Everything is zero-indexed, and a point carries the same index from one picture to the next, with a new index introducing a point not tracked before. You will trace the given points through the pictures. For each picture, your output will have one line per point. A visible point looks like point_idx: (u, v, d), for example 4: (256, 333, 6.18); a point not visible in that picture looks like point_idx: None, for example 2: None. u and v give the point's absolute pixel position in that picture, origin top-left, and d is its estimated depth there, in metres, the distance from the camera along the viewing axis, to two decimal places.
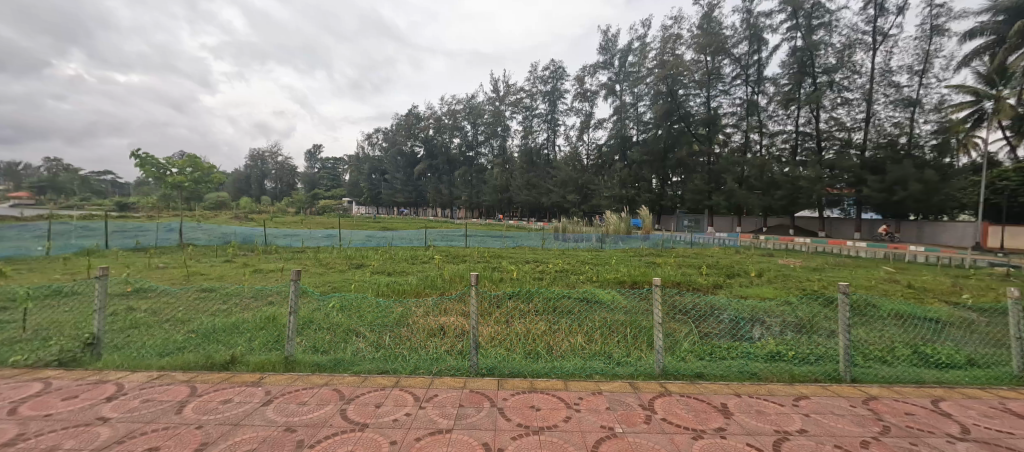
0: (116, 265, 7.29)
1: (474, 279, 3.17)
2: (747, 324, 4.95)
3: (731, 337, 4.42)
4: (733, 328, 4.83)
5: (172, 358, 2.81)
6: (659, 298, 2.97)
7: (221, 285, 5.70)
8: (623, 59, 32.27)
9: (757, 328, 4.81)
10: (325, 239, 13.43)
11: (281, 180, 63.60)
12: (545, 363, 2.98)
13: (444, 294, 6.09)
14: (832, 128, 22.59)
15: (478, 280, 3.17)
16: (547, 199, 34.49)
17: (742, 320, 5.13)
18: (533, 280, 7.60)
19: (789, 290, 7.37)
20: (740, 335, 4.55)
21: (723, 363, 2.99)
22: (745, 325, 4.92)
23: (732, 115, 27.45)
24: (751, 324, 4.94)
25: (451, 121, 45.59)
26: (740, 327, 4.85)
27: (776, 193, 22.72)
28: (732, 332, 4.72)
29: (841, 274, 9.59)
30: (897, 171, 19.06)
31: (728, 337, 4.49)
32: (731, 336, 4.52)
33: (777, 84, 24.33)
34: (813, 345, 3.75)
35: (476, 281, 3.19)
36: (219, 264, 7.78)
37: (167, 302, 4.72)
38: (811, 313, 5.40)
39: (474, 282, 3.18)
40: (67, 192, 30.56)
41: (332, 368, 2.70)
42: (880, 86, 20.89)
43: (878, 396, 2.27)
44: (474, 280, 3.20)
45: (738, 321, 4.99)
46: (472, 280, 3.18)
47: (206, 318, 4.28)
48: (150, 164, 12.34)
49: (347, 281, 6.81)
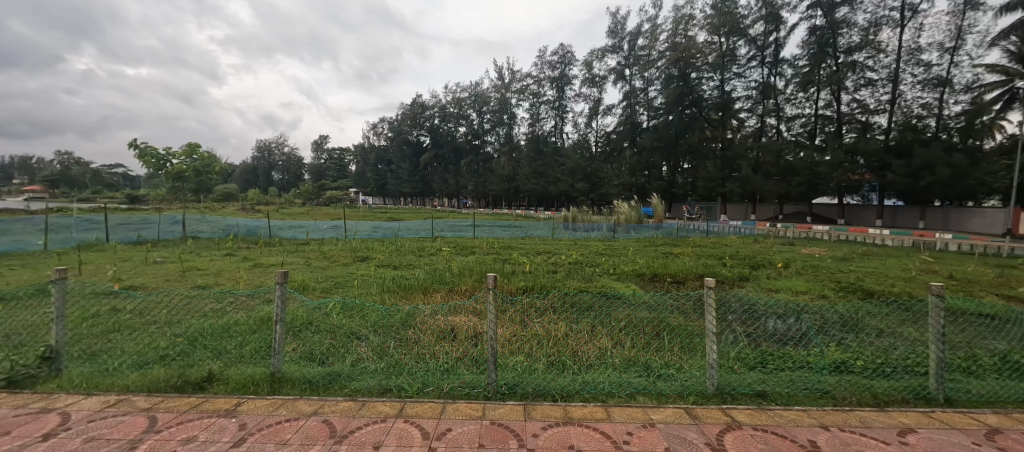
0: (114, 260, 7.06)
1: (491, 281, 2.63)
2: (786, 322, 4.51)
3: (775, 340, 3.98)
4: (776, 328, 4.37)
5: (143, 373, 2.46)
6: (713, 301, 2.46)
7: (217, 282, 5.40)
8: (632, 43, 31.33)
9: (800, 329, 4.34)
10: (330, 230, 13.12)
11: (289, 171, 64.04)
12: (576, 378, 2.53)
13: (453, 290, 5.70)
14: (853, 111, 21.64)
15: (495, 280, 2.63)
16: (555, 188, 33.99)
17: (783, 318, 4.64)
18: (546, 273, 7.14)
19: (824, 285, 6.84)
20: (784, 338, 4.10)
21: (785, 376, 2.56)
22: (784, 325, 4.47)
23: (747, 98, 26.47)
24: (791, 323, 4.48)
25: (457, 110, 45.09)
26: (785, 327, 4.37)
27: (793, 180, 21.97)
28: (775, 333, 4.25)
29: (873, 264, 9.03)
30: (923, 154, 18.15)
31: (771, 339, 4.05)
32: (772, 337, 4.10)
33: (796, 65, 23.30)
34: (877, 351, 3.28)
35: (493, 282, 2.62)
36: (219, 258, 7.51)
37: (156, 302, 4.40)
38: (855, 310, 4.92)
39: (491, 283, 2.62)
40: (79, 186, 30.85)
41: (326, 387, 2.30)
42: (907, 65, 19.87)
43: (1000, 428, 1.83)
44: (491, 280, 2.64)
45: (779, 323, 4.52)
46: (489, 280, 2.63)
47: (196, 319, 3.96)
48: (150, 156, 11.67)
49: (350, 275, 6.45)
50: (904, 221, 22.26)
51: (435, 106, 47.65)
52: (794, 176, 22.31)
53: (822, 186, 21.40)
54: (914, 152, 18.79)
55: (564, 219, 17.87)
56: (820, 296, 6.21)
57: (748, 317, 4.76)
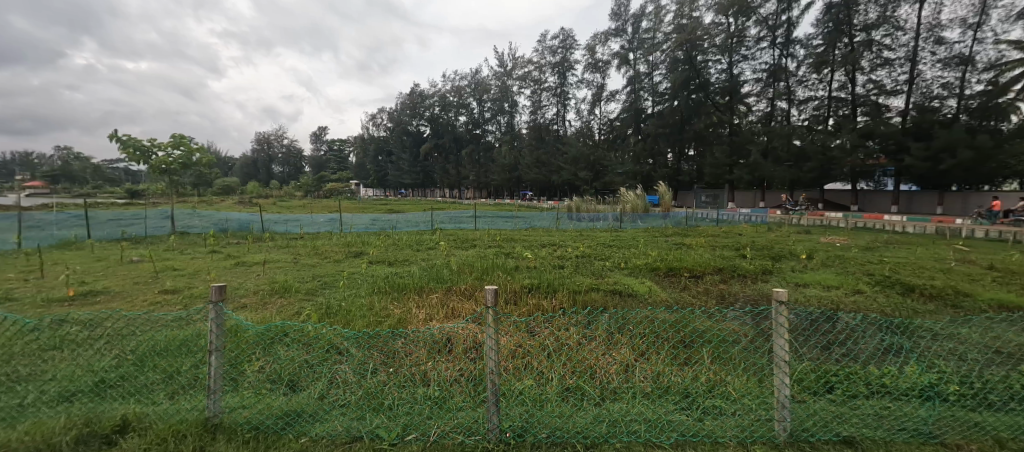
0: (87, 260, 6.52)
1: (491, 295, 1.87)
2: (828, 326, 4.00)
3: (816, 345, 3.49)
4: (817, 329, 3.91)
5: (50, 414, 1.95)
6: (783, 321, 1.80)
7: (189, 285, 4.86)
8: (636, 26, 30.26)
9: (844, 333, 3.86)
10: (325, 224, 12.58)
11: (289, 163, 64.57)
12: (601, 413, 2.02)
13: (451, 288, 5.18)
14: (869, 92, 20.71)
15: (496, 293, 1.87)
16: (558, 177, 33.27)
17: (820, 321, 4.14)
18: (553, 269, 6.59)
19: (857, 278, 6.26)
20: (828, 343, 3.60)
21: (869, 410, 2.02)
22: (825, 331, 3.95)
23: (755, 81, 25.52)
24: (832, 328, 3.98)
25: (457, 98, 44.22)
26: (825, 330, 3.90)
27: (805, 166, 21.23)
28: (814, 336, 3.76)
29: (901, 253, 8.44)
30: (944, 137, 17.32)
31: (814, 344, 3.55)
32: (813, 341, 3.63)
33: (809, 46, 22.34)
34: (960, 368, 2.72)
35: (493, 296, 1.85)
36: (203, 256, 7.04)
37: (113, 311, 3.89)
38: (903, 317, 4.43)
39: (491, 299, 1.87)
40: (79, 181, 30.54)
41: (275, 439, 1.77)
42: (927, 43, 18.93)
43: None
44: (490, 292, 1.88)
45: (817, 325, 4.05)
46: (487, 294, 1.87)
47: (154, 330, 3.44)
48: (133, 147, 10.93)
49: (338, 275, 5.88)
50: (920, 207, 21.57)
51: (435, 95, 46.80)
52: (806, 161, 21.56)
53: (836, 171, 20.65)
54: (934, 134, 17.99)
55: (568, 209, 17.29)
56: (855, 292, 5.66)
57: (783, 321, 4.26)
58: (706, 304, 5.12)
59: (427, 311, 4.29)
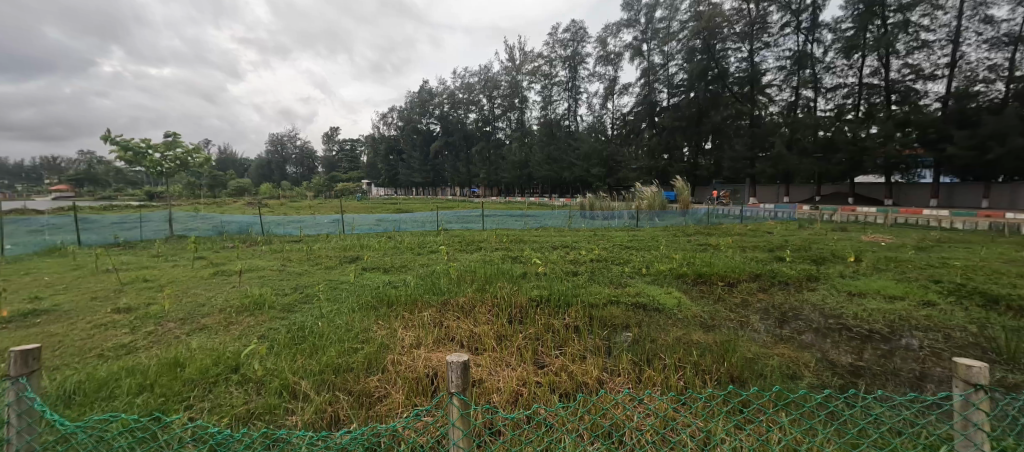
0: (63, 268, 6.10)
1: (456, 375, 1.35)
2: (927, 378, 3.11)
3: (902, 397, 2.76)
4: (892, 372, 3.22)
5: None
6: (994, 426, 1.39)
7: (148, 302, 4.24)
8: (649, 16, 29.00)
9: (936, 381, 3.07)
10: (327, 225, 12.01)
11: (303, 164, 65.26)
12: None
13: (446, 300, 4.49)
14: (905, 77, 19.21)
15: (464, 362, 1.35)
16: (570, 174, 32.33)
17: (902, 367, 3.32)
18: (565, 277, 5.83)
19: (922, 286, 5.33)
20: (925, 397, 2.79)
21: None
22: (916, 379, 3.11)
23: (778, 69, 24.09)
24: (925, 376, 3.13)
25: (466, 96, 43.58)
26: (906, 376, 3.17)
27: (834, 157, 19.91)
28: (889, 378, 3.12)
29: (965, 255, 7.37)
30: (993, 124, 15.88)
31: (885, 392, 2.91)
32: (885, 387, 2.95)
33: (838, 30, 20.91)
34: None
35: (458, 372, 1.33)
36: (185, 264, 6.49)
37: (42, 338, 3.31)
38: (1012, 346, 3.56)
39: (456, 380, 1.34)
40: (103, 184, 31.71)
41: None
42: (971, 22, 17.37)
43: None
44: (454, 357, 1.37)
45: (892, 366, 3.33)
46: (447, 359, 1.34)
47: (81, 365, 2.86)
48: (127, 148, 10.56)
49: (320, 286, 5.21)
50: (965, 200, 20.03)
51: (444, 93, 46.29)
52: (835, 153, 20.24)
53: (868, 163, 19.35)
54: (981, 121, 16.54)
55: (580, 206, 16.48)
56: (925, 304, 4.75)
57: (848, 355, 3.52)
58: (747, 320, 4.34)
59: (415, 332, 3.61)
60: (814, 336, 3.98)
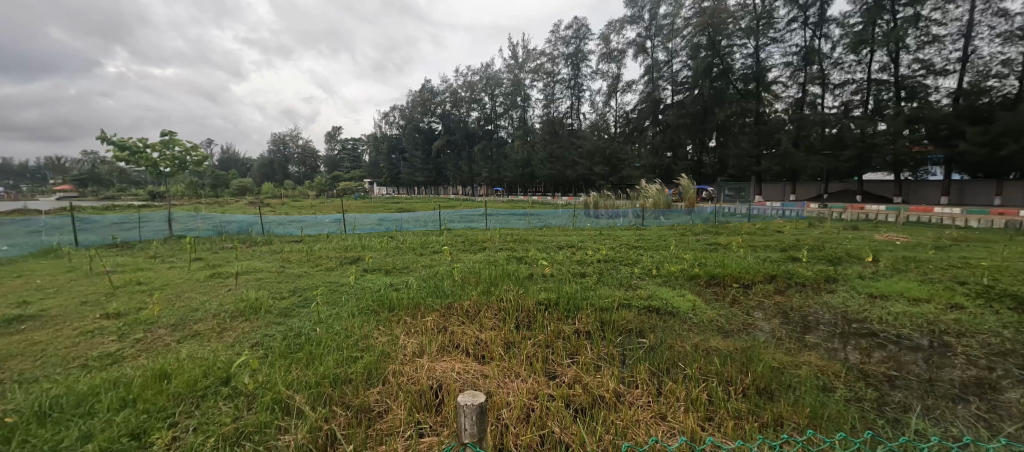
0: (55, 270, 5.94)
1: (469, 418, 1.45)
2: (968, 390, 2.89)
3: (947, 416, 2.54)
4: (927, 381, 3.02)
5: None
6: None
7: (139, 306, 4.07)
8: (653, 12, 28.67)
9: (980, 394, 2.85)
10: (327, 225, 11.83)
11: (305, 163, 65.15)
12: None
13: (450, 303, 4.31)
14: (915, 72, 18.85)
15: (477, 406, 1.43)
16: (573, 173, 32.10)
17: (939, 377, 3.10)
18: (573, 278, 5.64)
19: (947, 288, 5.09)
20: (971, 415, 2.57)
21: None
22: (957, 391, 2.89)
23: (785, 65, 23.74)
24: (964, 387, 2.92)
25: (468, 94, 43.32)
26: (943, 386, 2.96)
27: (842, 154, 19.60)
28: (926, 389, 2.91)
29: (986, 254, 7.09)
30: (1006, 119, 15.52)
31: (925, 404, 2.70)
32: (925, 401, 2.74)
33: (846, 25, 20.57)
34: None
35: (472, 416, 1.42)
36: (182, 265, 6.33)
37: (27, 345, 3.15)
38: None
39: (468, 427, 1.45)
40: (106, 184, 31.75)
41: None
42: (983, 16, 17.00)
43: None
44: (469, 400, 1.46)
45: (926, 375, 3.11)
46: (460, 401, 1.44)
47: (63, 377, 2.69)
48: (124, 147, 10.39)
49: (318, 288, 5.02)
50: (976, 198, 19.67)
51: (445, 91, 46.06)
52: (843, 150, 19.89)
53: (876, 160, 19.04)
54: (994, 116, 16.18)
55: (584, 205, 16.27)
56: (952, 307, 4.52)
57: (879, 364, 3.30)
58: (767, 325, 4.14)
59: (417, 338, 3.42)
60: (839, 341, 3.77)
